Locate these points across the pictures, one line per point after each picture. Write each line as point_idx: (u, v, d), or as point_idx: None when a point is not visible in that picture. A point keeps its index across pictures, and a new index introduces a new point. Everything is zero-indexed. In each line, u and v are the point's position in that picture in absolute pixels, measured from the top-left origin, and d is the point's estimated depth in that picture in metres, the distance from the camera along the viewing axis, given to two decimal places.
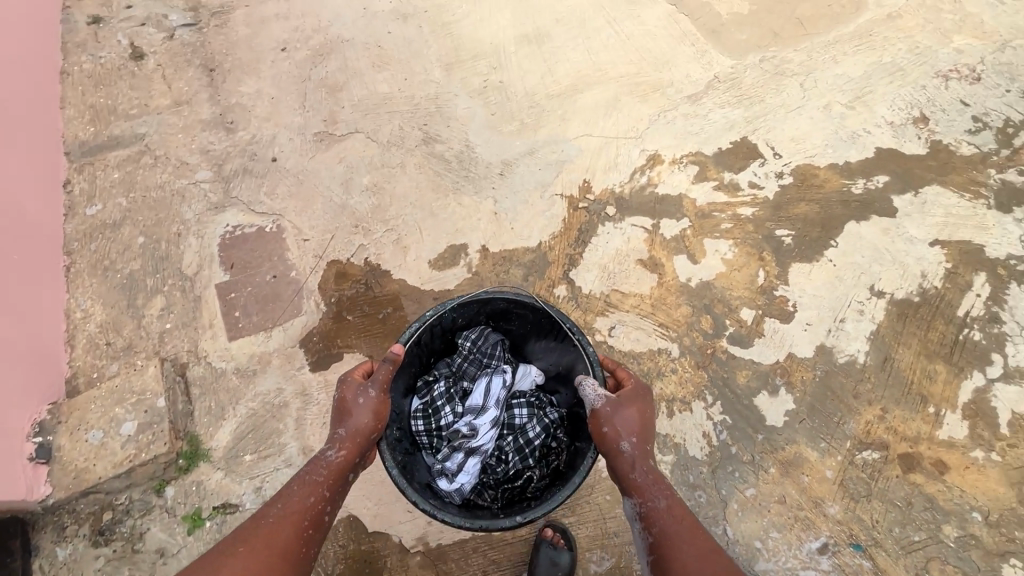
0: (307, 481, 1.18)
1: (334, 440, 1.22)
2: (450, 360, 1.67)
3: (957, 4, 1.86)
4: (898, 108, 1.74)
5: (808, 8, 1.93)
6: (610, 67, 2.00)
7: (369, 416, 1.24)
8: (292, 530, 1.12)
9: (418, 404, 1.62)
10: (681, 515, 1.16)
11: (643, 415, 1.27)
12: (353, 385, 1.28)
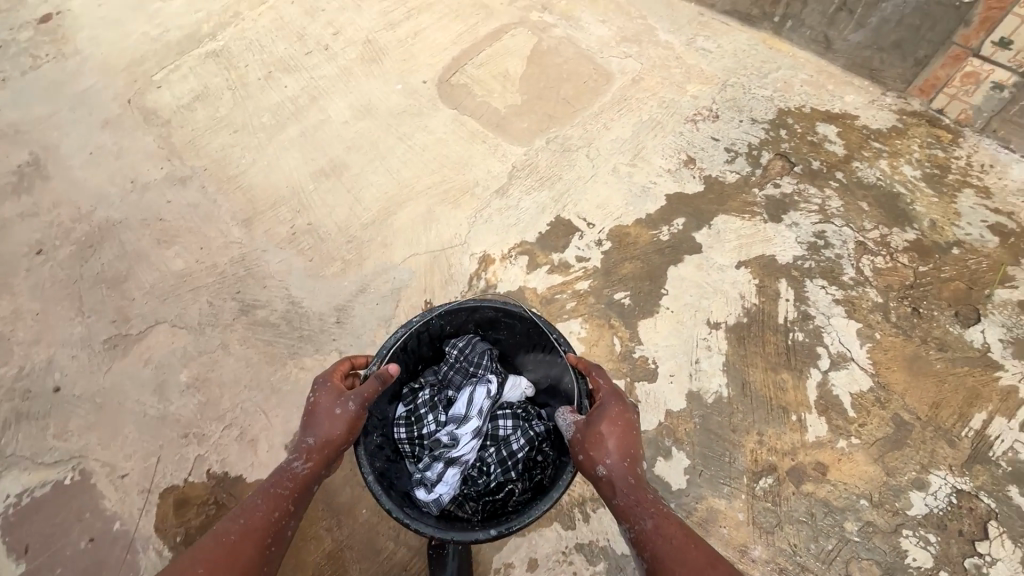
0: (274, 492, 1.14)
1: (303, 451, 1.18)
2: (438, 367, 1.59)
3: (679, 61, 2.22)
4: (668, 155, 1.98)
5: (569, 88, 2.18)
6: (417, 180, 2.04)
7: (343, 424, 1.22)
8: (257, 539, 1.07)
9: (401, 411, 1.54)
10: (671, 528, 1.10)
11: (623, 438, 1.25)
12: (332, 391, 1.24)
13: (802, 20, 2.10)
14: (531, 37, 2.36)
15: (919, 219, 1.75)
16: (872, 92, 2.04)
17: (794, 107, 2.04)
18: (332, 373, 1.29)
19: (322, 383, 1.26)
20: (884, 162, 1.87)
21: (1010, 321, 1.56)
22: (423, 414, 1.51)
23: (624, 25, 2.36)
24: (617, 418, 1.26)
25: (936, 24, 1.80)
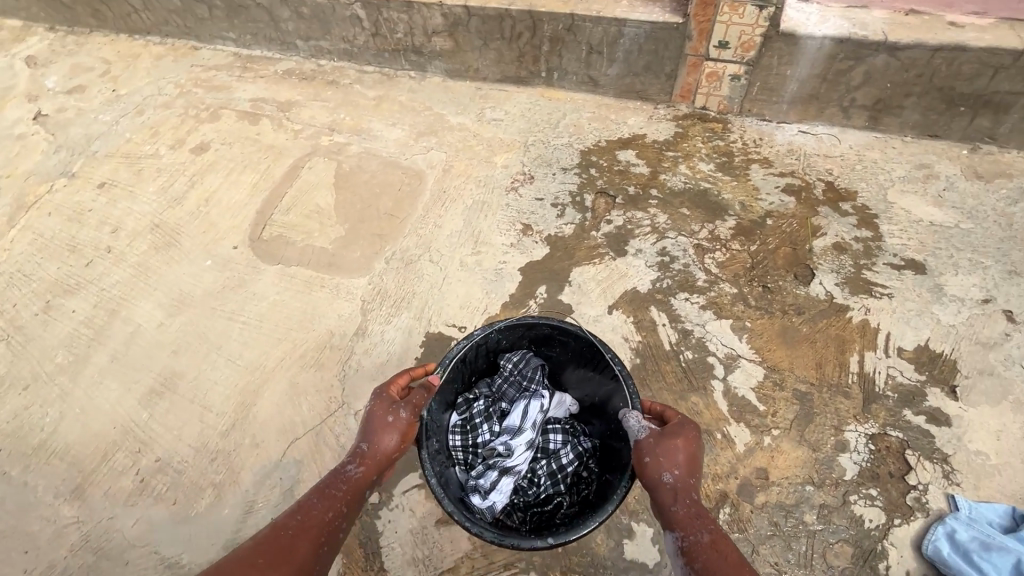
0: (329, 493, 1.26)
1: (362, 453, 1.34)
2: (492, 380, 1.72)
3: (477, 137, 2.29)
4: (505, 230, 2.00)
5: (387, 200, 2.13)
6: (266, 356, 1.83)
7: (395, 434, 1.36)
8: (311, 534, 1.18)
9: (458, 417, 1.65)
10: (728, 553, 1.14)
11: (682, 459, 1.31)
12: (388, 400, 1.40)
13: (565, 70, 2.29)
14: (329, 163, 2.29)
15: (730, 205, 1.94)
16: (647, 109, 2.25)
17: (592, 144, 2.18)
18: (390, 386, 1.44)
19: (381, 396, 1.43)
20: (683, 166, 2.06)
21: (835, 264, 1.76)
22: (477, 424, 1.62)
23: (414, 122, 2.40)
24: (688, 438, 1.33)
25: (667, 44, 2.04)
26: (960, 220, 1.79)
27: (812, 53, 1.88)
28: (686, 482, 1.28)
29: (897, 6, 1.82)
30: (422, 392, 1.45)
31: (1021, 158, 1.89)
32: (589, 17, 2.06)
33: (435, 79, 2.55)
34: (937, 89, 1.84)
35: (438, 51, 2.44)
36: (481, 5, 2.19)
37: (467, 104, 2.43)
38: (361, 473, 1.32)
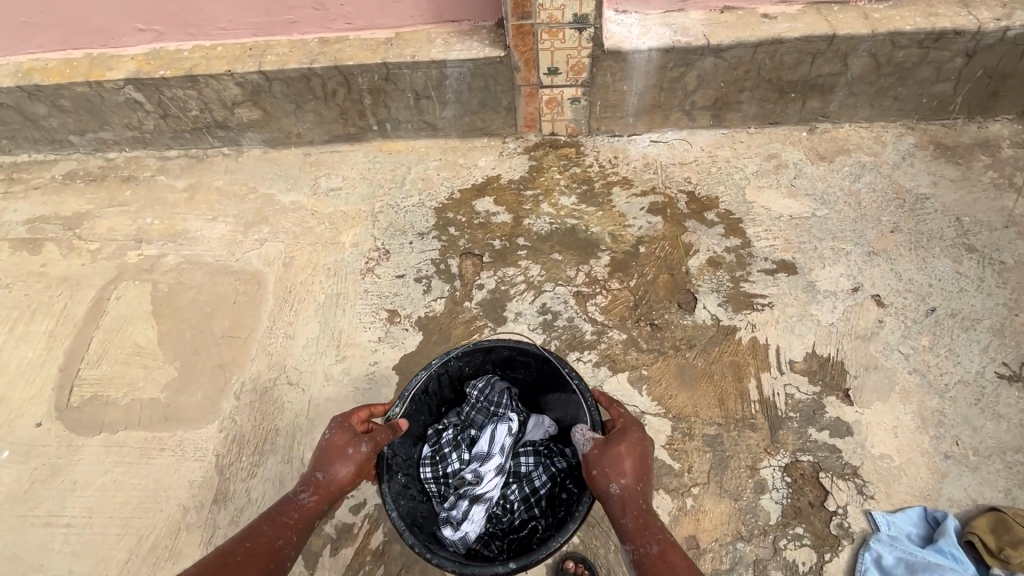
0: (280, 520, 1.19)
1: (316, 480, 1.27)
2: (461, 408, 1.64)
3: (317, 215, 2.00)
4: (369, 323, 1.75)
5: (223, 318, 1.79)
6: (106, 564, 1.46)
7: (351, 467, 1.30)
8: (259, 563, 1.11)
9: (428, 449, 1.58)
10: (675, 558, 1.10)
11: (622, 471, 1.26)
12: (349, 432, 1.33)
13: (397, 120, 2.05)
14: (141, 286, 1.89)
15: (601, 239, 1.82)
16: (495, 146, 2.07)
17: (445, 198, 1.97)
18: (351, 417, 1.37)
19: (341, 426, 1.35)
20: (545, 204, 1.91)
21: (714, 282, 1.70)
22: (448, 455, 1.54)
23: (239, 210, 2.05)
24: (632, 445, 1.28)
25: (496, 78, 1.86)
26: (815, 207, 1.80)
27: (642, 66, 1.78)
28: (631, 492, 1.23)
29: (711, 4, 1.76)
30: (385, 427, 1.41)
31: (854, 130, 1.93)
32: (405, 63, 1.83)
33: (255, 153, 2.20)
34: (767, 81, 1.82)
35: (247, 122, 2.09)
36: (279, 67, 1.88)
37: (298, 177, 2.11)
38: (315, 501, 1.25)
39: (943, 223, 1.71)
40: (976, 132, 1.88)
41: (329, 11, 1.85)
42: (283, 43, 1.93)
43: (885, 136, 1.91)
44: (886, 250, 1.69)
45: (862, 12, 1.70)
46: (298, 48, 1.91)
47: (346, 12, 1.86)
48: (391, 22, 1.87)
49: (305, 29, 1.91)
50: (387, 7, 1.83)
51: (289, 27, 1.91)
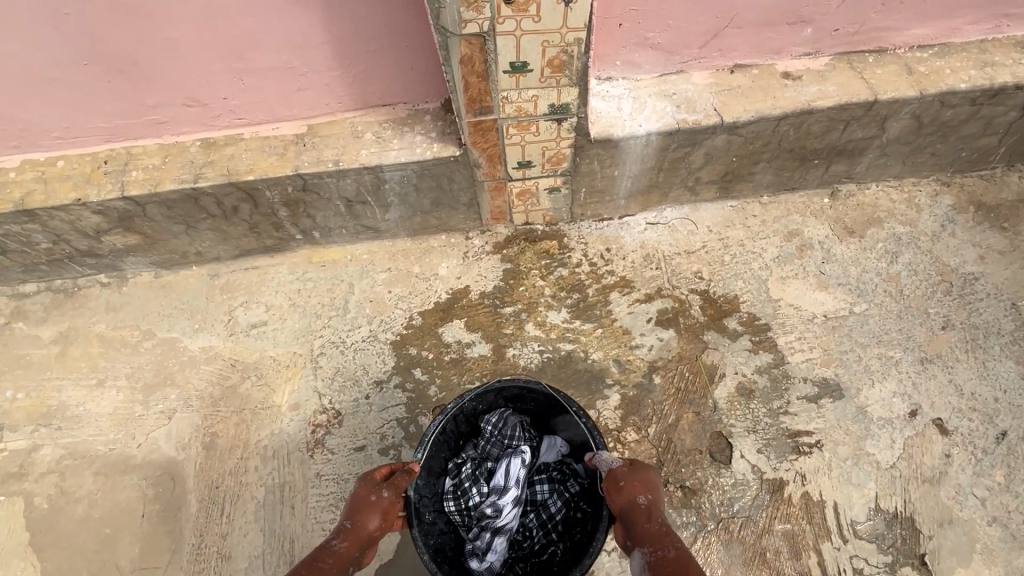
0: (314, 566, 0.97)
1: (342, 529, 1.07)
2: (477, 441, 1.44)
3: (239, 367, 1.55)
4: (329, 523, 1.36)
5: (132, 539, 1.36)
6: None
7: (377, 516, 1.11)
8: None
9: (449, 482, 1.40)
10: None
11: (650, 491, 1.11)
12: (371, 479, 1.17)
13: (327, 227, 1.59)
14: (11, 502, 1.42)
15: (606, 370, 1.47)
16: (457, 244, 1.66)
17: (404, 327, 1.56)
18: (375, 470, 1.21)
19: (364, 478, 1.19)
20: (531, 325, 1.53)
21: (749, 419, 1.39)
22: (467, 488, 1.37)
23: (134, 368, 1.57)
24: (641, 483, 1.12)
25: (451, 177, 1.43)
26: (852, 302, 1.50)
27: (638, 152, 1.39)
28: (653, 511, 1.07)
29: (718, 64, 1.37)
30: (403, 472, 1.20)
31: (882, 192, 1.63)
32: (327, 172, 1.36)
33: (145, 278, 1.69)
34: (787, 151, 1.47)
35: (124, 247, 1.57)
36: (150, 189, 1.37)
37: (206, 310, 1.63)
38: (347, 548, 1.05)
39: (999, 312, 1.46)
40: (1018, 184, 1.61)
41: (209, 107, 1.34)
42: (153, 152, 1.41)
43: (918, 197, 1.61)
44: (940, 355, 1.42)
45: (903, 63, 1.36)
46: (175, 158, 1.39)
47: (233, 106, 1.34)
48: (298, 113, 1.38)
49: (179, 129, 1.39)
50: (290, 96, 1.33)
51: (156, 129, 1.38)
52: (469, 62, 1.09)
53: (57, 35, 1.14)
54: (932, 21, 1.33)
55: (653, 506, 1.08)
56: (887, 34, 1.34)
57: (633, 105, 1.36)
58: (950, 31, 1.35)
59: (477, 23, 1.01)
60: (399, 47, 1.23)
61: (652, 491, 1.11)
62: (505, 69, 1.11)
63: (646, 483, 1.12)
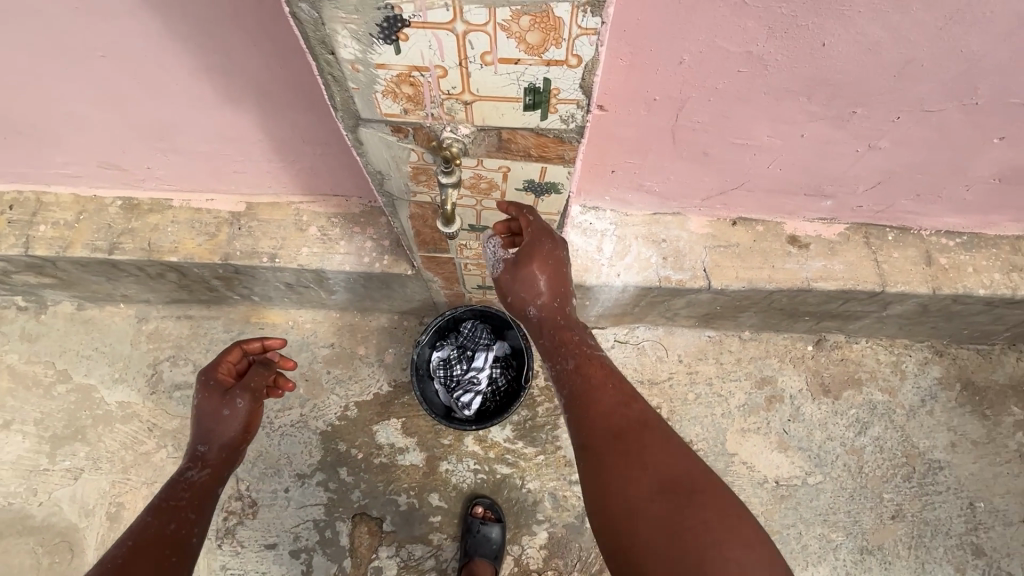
0: (167, 506, 0.97)
1: (201, 455, 1.04)
2: (455, 338, 1.31)
3: (156, 433, 1.45)
4: None
5: None
6: None
7: (235, 426, 1.05)
8: (149, 553, 0.89)
9: (437, 359, 1.30)
10: (625, 389, 0.84)
11: (562, 284, 0.90)
12: (216, 390, 1.05)
13: (267, 296, 1.43)
14: None
15: (539, 504, 1.40)
16: (409, 329, 1.52)
17: (338, 417, 1.46)
18: (217, 365, 1.07)
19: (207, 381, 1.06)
20: (469, 439, 1.44)
21: None
22: (450, 359, 1.29)
23: (44, 413, 1.46)
24: (545, 253, 0.87)
25: (403, 284, 1.27)
26: (807, 471, 1.43)
27: (612, 296, 1.25)
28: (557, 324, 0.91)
29: (719, 214, 1.19)
30: (259, 366, 1.09)
31: (871, 350, 1.50)
32: (261, 266, 1.20)
33: (65, 309, 1.53)
34: (778, 308, 1.33)
35: (38, 283, 1.41)
36: (58, 252, 1.20)
37: (128, 360, 1.50)
38: (209, 477, 1.05)
39: (953, 511, 1.40)
40: (1015, 367, 1.49)
41: (129, 171, 1.14)
42: (67, 204, 1.22)
43: (907, 363, 1.49)
44: (881, 548, 1.37)
45: (926, 249, 1.20)
46: (91, 217, 1.22)
47: (157, 174, 1.15)
48: (234, 189, 1.19)
49: (96, 184, 1.19)
50: (223, 175, 1.14)
51: (68, 180, 1.18)
52: (420, 218, 0.92)
53: None
54: (971, 215, 1.14)
55: (565, 300, 0.92)
56: (914, 217, 1.17)
57: (615, 247, 1.20)
58: (987, 224, 1.17)
59: (427, 195, 0.83)
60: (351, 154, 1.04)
61: (559, 288, 0.90)
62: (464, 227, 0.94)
63: (553, 266, 0.88)
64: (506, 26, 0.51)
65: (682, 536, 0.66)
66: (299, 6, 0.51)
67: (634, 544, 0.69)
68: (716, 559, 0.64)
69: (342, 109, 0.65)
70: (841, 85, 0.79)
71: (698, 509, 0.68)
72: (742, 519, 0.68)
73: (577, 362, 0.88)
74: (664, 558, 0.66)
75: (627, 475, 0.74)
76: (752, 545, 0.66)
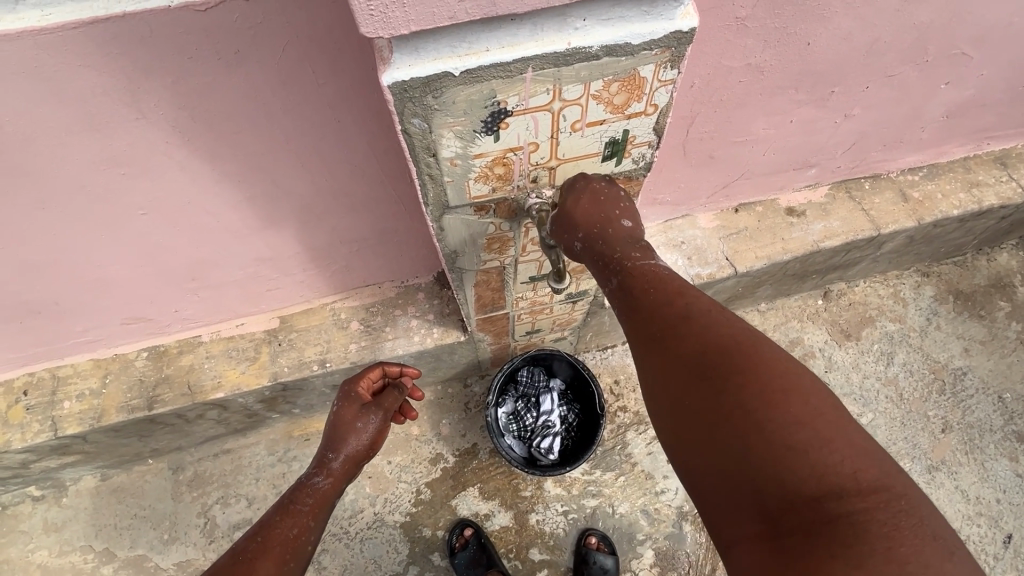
0: (291, 509, 0.90)
1: (328, 463, 0.96)
2: (515, 389, 1.33)
3: None
4: None
5: None
6: None
7: (361, 441, 0.98)
8: (269, 559, 0.82)
9: (506, 415, 1.32)
10: (665, 307, 0.61)
11: (624, 207, 0.67)
12: (355, 402, 1.00)
13: (311, 406, 1.38)
14: None
15: (636, 524, 1.41)
16: (456, 395, 1.51)
17: (413, 504, 1.41)
18: (358, 379, 1.04)
19: (346, 394, 1.02)
20: (550, 484, 1.43)
21: None
22: (519, 410, 1.31)
23: None
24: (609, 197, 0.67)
25: (452, 352, 1.28)
26: (858, 413, 1.53)
27: None
28: (604, 249, 0.65)
29: (723, 206, 1.29)
30: (395, 389, 1.06)
31: (870, 288, 1.64)
32: (313, 375, 1.18)
33: (88, 484, 1.41)
34: (791, 274, 1.43)
35: (59, 465, 1.29)
36: (92, 425, 1.12)
37: (174, 516, 1.39)
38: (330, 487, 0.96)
39: (988, 408, 1.53)
40: (988, 268, 1.67)
41: (156, 320, 1.09)
42: (87, 371, 1.15)
43: (902, 290, 1.64)
44: (945, 461, 1.48)
45: (898, 189, 1.35)
46: (117, 377, 1.15)
47: (185, 315, 1.10)
48: (266, 307, 1.16)
49: (117, 343, 1.13)
50: (256, 297, 1.11)
51: (87, 347, 1.11)
52: (484, 283, 0.94)
53: None
54: (926, 150, 1.31)
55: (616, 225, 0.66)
56: (883, 165, 1.32)
57: None
58: (940, 154, 1.34)
59: (497, 260, 0.87)
60: (389, 243, 1.06)
61: (603, 218, 0.66)
62: (524, 281, 0.97)
63: (601, 204, 0.67)
64: (597, 95, 0.57)
65: (769, 472, 0.50)
66: (412, 122, 0.54)
67: (715, 478, 0.54)
68: (829, 509, 0.48)
69: (433, 204, 0.68)
70: (823, 72, 0.91)
71: (785, 432, 0.51)
72: (844, 429, 0.52)
73: (623, 278, 0.64)
74: (749, 502, 0.51)
75: (712, 402, 0.55)
76: (856, 463, 0.50)
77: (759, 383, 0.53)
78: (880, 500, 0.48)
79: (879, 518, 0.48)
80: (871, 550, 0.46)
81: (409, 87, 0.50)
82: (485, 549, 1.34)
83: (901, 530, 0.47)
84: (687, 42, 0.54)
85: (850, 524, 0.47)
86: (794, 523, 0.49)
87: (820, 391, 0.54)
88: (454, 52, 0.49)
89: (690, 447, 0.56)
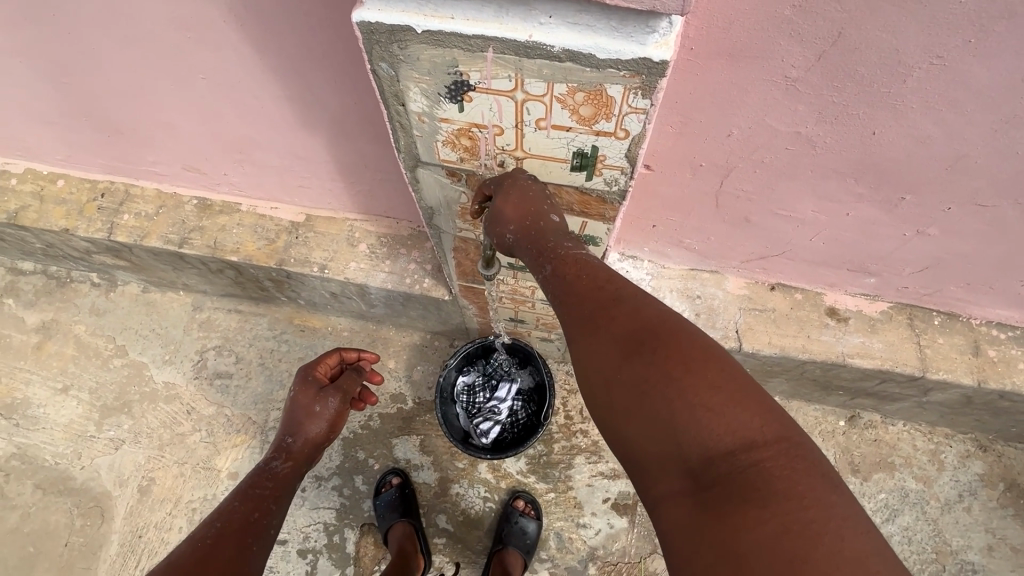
0: (251, 494, 0.95)
1: (287, 447, 1.04)
2: (483, 365, 1.35)
3: (193, 416, 1.53)
4: None
5: (49, 566, 1.42)
6: None
7: (321, 424, 1.07)
8: (232, 537, 0.86)
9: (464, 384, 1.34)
10: (600, 282, 0.63)
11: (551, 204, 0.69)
12: (312, 385, 1.09)
13: (312, 303, 1.51)
14: None
15: (544, 542, 1.40)
16: (438, 349, 1.57)
17: (360, 426, 1.51)
18: (315, 365, 1.11)
19: (304, 379, 1.10)
20: (483, 466, 1.46)
21: None
22: (475, 385, 1.34)
23: (99, 384, 1.58)
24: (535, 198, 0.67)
25: (439, 307, 1.32)
26: None
27: None
28: (539, 239, 0.67)
29: (758, 277, 1.19)
30: (351, 371, 1.14)
31: (908, 434, 1.44)
32: (312, 275, 1.28)
33: (132, 290, 1.66)
34: (812, 378, 1.29)
35: (113, 264, 1.54)
36: (136, 240, 1.32)
37: (179, 344, 1.60)
38: (290, 470, 1.04)
39: None
40: None
41: (208, 176, 1.24)
42: (149, 197, 1.34)
43: (946, 453, 1.42)
44: None
45: (974, 339, 1.16)
46: (168, 211, 1.33)
47: (232, 181, 1.24)
48: (297, 201, 1.27)
49: (177, 183, 1.30)
50: (290, 188, 1.23)
51: (155, 177, 1.30)
52: (463, 251, 0.96)
53: (56, 94, 1.06)
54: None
55: (544, 221, 0.67)
56: (963, 305, 1.13)
57: None
58: None
59: (472, 232, 0.88)
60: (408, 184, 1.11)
61: (535, 211, 0.66)
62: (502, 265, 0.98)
63: (533, 199, 0.67)
64: (561, 99, 0.56)
65: (685, 433, 0.51)
66: (379, 65, 0.57)
67: (640, 441, 0.55)
68: (740, 461, 0.48)
69: (405, 153, 0.71)
70: (891, 172, 0.80)
71: (705, 393, 0.51)
72: (757, 392, 0.52)
73: (556, 265, 0.66)
74: (674, 464, 0.52)
75: (636, 373, 0.55)
76: (763, 416, 0.50)
77: (680, 355, 0.54)
78: (785, 450, 0.49)
79: (781, 464, 0.48)
80: (777, 493, 0.46)
81: (374, 30, 0.53)
82: (405, 500, 1.40)
83: (800, 471, 0.47)
84: (658, 75, 0.51)
85: (759, 473, 0.47)
86: (715, 478, 0.49)
87: (737, 364, 0.55)
88: (421, 9, 0.51)
89: (619, 420, 0.57)
